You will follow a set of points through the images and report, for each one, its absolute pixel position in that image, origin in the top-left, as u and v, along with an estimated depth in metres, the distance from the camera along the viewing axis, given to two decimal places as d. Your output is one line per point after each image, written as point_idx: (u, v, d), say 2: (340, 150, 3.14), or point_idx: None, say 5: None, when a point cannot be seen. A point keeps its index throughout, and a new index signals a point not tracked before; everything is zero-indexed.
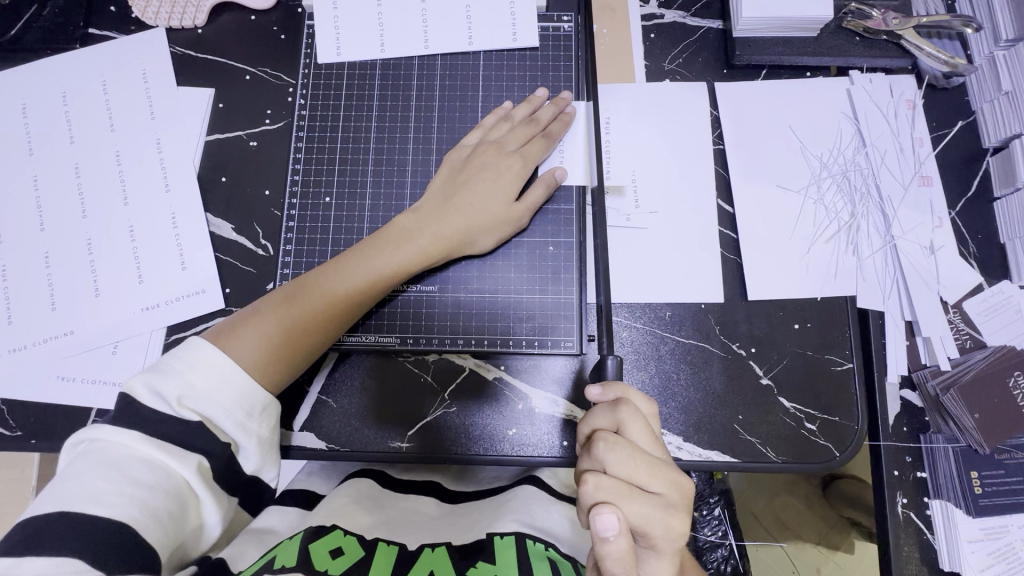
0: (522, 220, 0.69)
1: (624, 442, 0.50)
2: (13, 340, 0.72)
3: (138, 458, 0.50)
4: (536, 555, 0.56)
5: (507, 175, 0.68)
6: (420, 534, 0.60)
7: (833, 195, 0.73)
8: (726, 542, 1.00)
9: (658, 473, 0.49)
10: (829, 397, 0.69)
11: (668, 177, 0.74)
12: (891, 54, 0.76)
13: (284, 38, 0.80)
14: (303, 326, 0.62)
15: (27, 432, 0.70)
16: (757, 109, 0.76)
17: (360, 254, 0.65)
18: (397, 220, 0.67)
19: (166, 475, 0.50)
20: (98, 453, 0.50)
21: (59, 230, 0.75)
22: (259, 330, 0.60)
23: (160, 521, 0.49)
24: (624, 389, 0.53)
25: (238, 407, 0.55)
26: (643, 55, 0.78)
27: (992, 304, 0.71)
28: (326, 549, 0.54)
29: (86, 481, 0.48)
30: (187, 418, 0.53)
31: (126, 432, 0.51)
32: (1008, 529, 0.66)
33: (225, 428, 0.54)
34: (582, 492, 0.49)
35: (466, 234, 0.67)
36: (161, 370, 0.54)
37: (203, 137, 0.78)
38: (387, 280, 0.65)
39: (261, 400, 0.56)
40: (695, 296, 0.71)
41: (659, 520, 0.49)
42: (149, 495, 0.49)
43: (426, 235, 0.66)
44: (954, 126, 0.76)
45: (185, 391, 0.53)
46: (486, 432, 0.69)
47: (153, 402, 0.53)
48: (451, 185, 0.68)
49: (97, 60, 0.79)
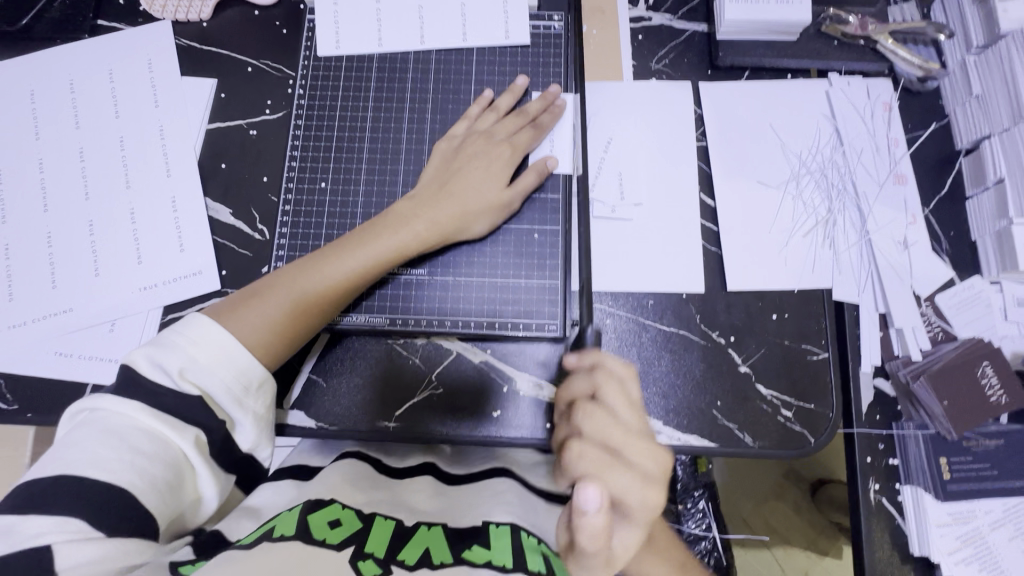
0: (514, 205, 0.71)
1: (602, 409, 0.53)
2: (14, 317, 0.74)
3: (139, 427, 0.52)
4: (530, 547, 0.54)
5: (497, 163, 0.71)
6: (417, 512, 0.59)
7: (811, 190, 0.76)
8: (710, 535, 1.00)
9: (637, 443, 0.53)
10: (805, 385, 0.71)
11: (652, 171, 0.77)
12: (867, 58, 0.79)
13: (286, 32, 0.83)
14: (302, 309, 0.63)
15: (24, 406, 0.72)
16: (740, 108, 0.79)
17: (357, 239, 0.67)
18: (393, 206, 0.69)
19: (165, 445, 0.52)
20: (100, 422, 0.51)
21: (61, 211, 0.77)
22: (258, 311, 0.61)
23: (158, 490, 0.50)
24: (598, 357, 0.57)
25: (237, 381, 0.56)
26: (630, 54, 0.81)
27: (963, 298, 0.74)
28: (325, 520, 0.53)
29: (89, 448, 0.49)
30: (186, 391, 0.54)
31: (128, 403, 0.52)
32: (976, 515, 0.68)
33: (222, 403, 0.55)
34: (568, 461, 0.53)
35: (461, 218, 0.69)
36: (162, 344, 0.55)
37: (205, 126, 0.80)
38: (384, 264, 0.67)
39: (259, 376, 0.58)
40: (677, 286, 0.74)
41: (639, 489, 0.52)
42: (149, 464, 0.50)
43: (423, 220, 0.68)
44: (928, 128, 0.79)
45: (187, 363, 0.54)
46: (472, 413, 0.71)
47: (155, 375, 0.54)
48: (445, 173, 0.71)
49: (105, 50, 0.82)
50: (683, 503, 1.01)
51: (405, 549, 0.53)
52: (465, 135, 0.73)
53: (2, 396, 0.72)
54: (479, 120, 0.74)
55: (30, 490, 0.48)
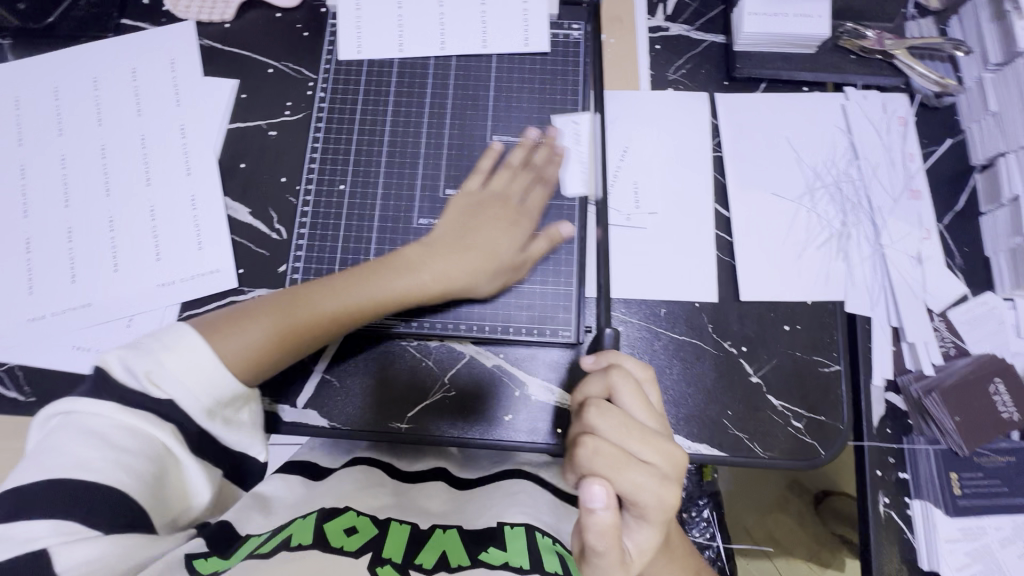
0: (521, 271, 0.71)
1: (616, 410, 0.52)
2: (33, 310, 0.75)
3: (116, 425, 0.53)
4: (545, 548, 0.55)
5: (510, 230, 0.71)
6: (429, 515, 0.60)
7: (825, 203, 0.76)
8: (714, 544, 0.99)
9: (650, 441, 0.51)
10: (816, 397, 0.71)
11: (667, 180, 0.78)
12: (884, 73, 0.79)
13: (307, 35, 0.84)
14: (294, 335, 0.63)
15: (41, 398, 0.73)
16: (756, 120, 0.79)
17: (361, 279, 0.66)
18: (403, 250, 0.69)
19: (145, 439, 0.53)
20: (75, 423, 0.52)
21: (82, 207, 0.78)
22: (248, 332, 0.61)
23: (144, 483, 0.52)
24: (614, 359, 0.57)
25: (205, 393, 0.55)
26: (648, 64, 0.82)
27: (975, 314, 0.74)
28: (340, 528, 0.54)
29: (71, 448, 0.50)
30: (155, 394, 0.54)
31: (102, 404, 0.53)
32: (986, 531, 0.68)
33: (192, 411, 0.55)
34: (579, 456, 0.51)
35: (467, 279, 0.68)
36: (138, 348, 0.55)
37: (226, 125, 0.81)
38: (383, 309, 0.66)
39: (231, 392, 0.57)
40: (690, 295, 0.74)
41: (653, 489, 0.49)
42: (131, 459, 0.52)
43: (430, 273, 0.68)
44: (943, 143, 0.79)
45: (154, 368, 0.54)
46: (484, 417, 0.71)
47: (124, 377, 0.54)
48: (459, 227, 0.70)
49: (129, 49, 0.83)
50: (688, 512, 1.01)
51: (423, 552, 0.53)
52: (484, 195, 0.72)
53: (20, 387, 0.73)
54: (490, 180, 0.73)
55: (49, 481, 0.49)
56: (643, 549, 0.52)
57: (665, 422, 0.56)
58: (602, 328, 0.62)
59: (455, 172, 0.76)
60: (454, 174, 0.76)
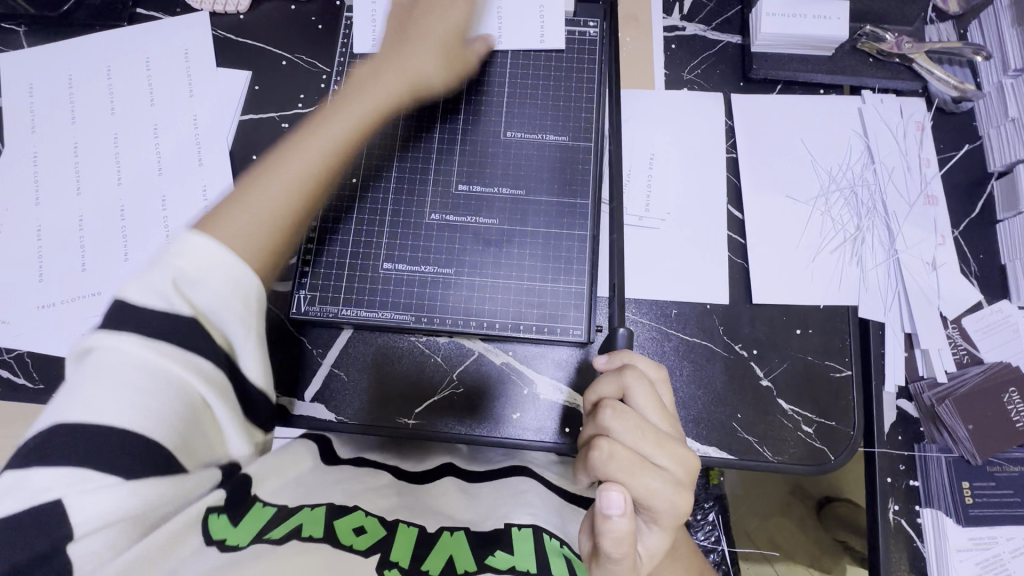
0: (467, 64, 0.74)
1: (631, 411, 0.51)
2: (43, 297, 0.75)
3: (140, 364, 0.44)
4: (554, 551, 0.53)
5: (452, 13, 0.71)
6: (441, 516, 0.57)
7: (840, 207, 0.76)
8: (719, 548, 0.99)
9: (664, 445, 0.50)
10: (827, 402, 0.70)
11: (680, 181, 0.77)
12: (902, 77, 0.79)
13: (321, 28, 0.84)
14: (313, 158, 0.58)
15: (50, 386, 0.73)
16: (772, 121, 0.79)
17: (334, 113, 0.63)
18: (363, 76, 0.68)
19: (170, 381, 0.45)
20: (95, 364, 0.44)
21: (94, 196, 0.78)
22: (247, 217, 0.52)
23: (175, 429, 0.44)
24: (628, 356, 0.56)
25: (236, 298, 0.47)
26: (663, 63, 0.81)
27: (991, 322, 0.73)
28: (349, 526, 0.52)
29: (88, 391, 0.43)
30: (178, 311, 0.45)
31: (119, 336, 0.44)
32: (997, 541, 0.68)
33: (222, 324, 0.47)
34: (594, 459, 0.50)
35: (421, 62, 0.69)
36: (148, 268, 0.46)
37: (238, 117, 0.81)
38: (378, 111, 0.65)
39: (259, 294, 0.49)
40: (701, 297, 0.74)
41: (667, 495, 0.49)
42: (159, 405, 0.44)
43: (390, 72, 0.67)
44: (960, 149, 0.79)
45: (179, 273, 0.46)
46: (492, 414, 0.71)
47: (145, 300, 0.45)
48: (401, 39, 0.70)
49: (142, 39, 0.83)
50: (694, 515, 1.00)
51: (430, 558, 0.52)
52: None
53: (29, 375, 0.73)
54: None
55: None
56: (653, 552, 0.52)
57: (678, 423, 0.55)
58: (616, 327, 0.61)
59: (468, 168, 0.75)
60: (467, 171, 0.75)
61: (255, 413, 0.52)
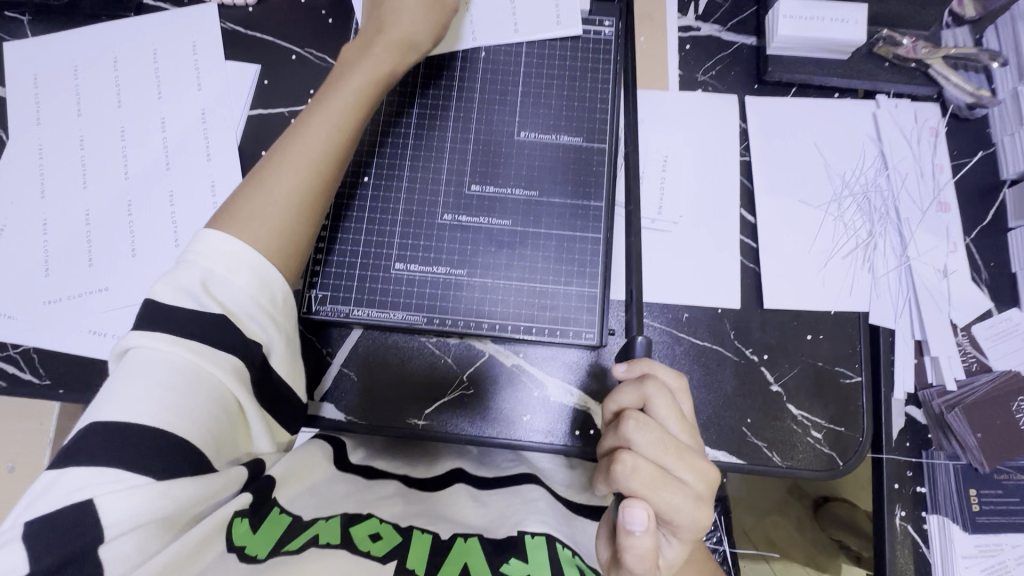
0: (456, 12, 0.72)
1: (653, 423, 0.51)
2: (49, 292, 0.74)
3: (175, 364, 0.49)
4: (567, 560, 0.54)
5: None
6: (453, 523, 0.58)
7: (853, 213, 0.76)
8: (721, 548, 1.00)
9: (686, 458, 0.50)
10: (837, 408, 0.70)
11: (693, 183, 0.77)
12: (917, 82, 0.78)
13: (331, 22, 0.83)
14: (309, 163, 0.61)
15: (57, 382, 0.72)
16: (786, 125, 0.78)
17: (323, 98, 0.65)
18: (343, 59, 0.69)
19: (202, 378, 0.49)
20: (135, 363, 0.49)
21: (101, 190, 0.77)
22: (258, 218, 0.58)
23: (198, 424, 0.48)
24: (648, 365, 0.56)
25: (261, 297, 0.55)
26: (677, 64, 0.81)
27: (1000, 330, 0.73)
28: (365, 531, 0.54)
29: (128, 389, 0.47)
30: (209, 309, 0.52)
31: (158, 337, 0.50)
32: (1002, 548, 0.69)
33: (249, 320, 0.54)
34: (617, 472, 0.50)
35: (409, 35, 0.69)
36: (176, 271, 0.54)
37: (247, 112, 0.80)
38: (368, 94, 0.66)
39: (280, 292, 0.57)
40: (712, 300, 0.73)
41: (688, 510, 0.49)
42: (186, 402, 0.48)
43: (378, 48, 0.67)
44: (974, 157, 0.79)
45: (207, 275, 0.54)
46: (502, 416, 0.71)
47: (174, 299, 0.52)
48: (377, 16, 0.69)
49: (150, 30, 0.82)
50: None
51: (444, 565, 0.52)
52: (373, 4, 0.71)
53: (35, 370, 0.72)
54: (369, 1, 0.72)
55: None
56: (672, 562, 0.52)
57: (697, 433, 0.55)
58: (634, 336, 0.60)
59: (481, 168, 0.75)
60: (480, 171, 0.75)
61: (275, 410, 0.57)
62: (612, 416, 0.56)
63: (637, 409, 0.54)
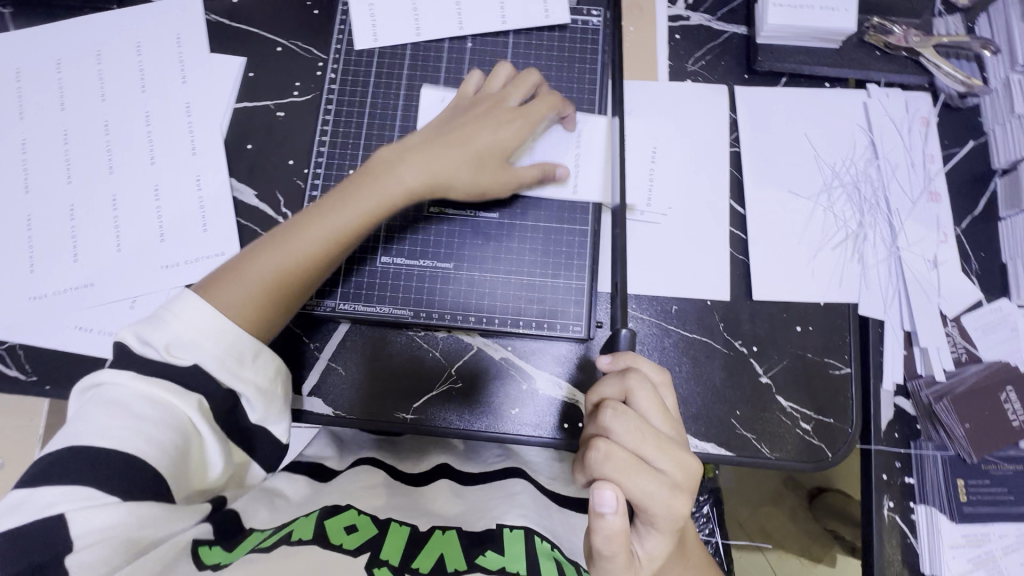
0: (508, 184, 0.69)
1: (633, 414, 0.51)
2: (33, 288, 0.74)
3: (142, 397, 0.52)
4: (543, 553, 0.54)
5: (504, 127, 0.68)
6: (431, 515, 0.60)
7: (843, 203, 0.75)
8: (714, 540, 0.99)
9: (665, 449, 0.50)
10: (825, 399, 0.70)
11: (682, 174, 0.76)
12: (908, 70, 0.77)
13: (317, 13, 0.82)
14: (307, 243, 0.61)
15: (43, 378, 0.72)
16: (776, 116, 0.77)
17: (350, 187, 0.64)
18: (383, 153, 0.67)
19: (169, 411, 0.52)
20: (101, 395, 0.51)
21: (85, 185, 0.76)
22: (244, 280, 0.59)
23: (165, 451, 0.50)
24: (632, 360, 0.56)
25: (230, 352, 0.56)
26: (667, 54, 0.80)
27: (989, 321, 0.73)
28: (340, 526, 0.54)
29: (95, 420, 0.50)
30: (181, 361, 0.54)
31: (127, 374, 0.52)
32: (989, 538, 0.69)
33: (218, 373, 0.55)
34: (592, 459, 0.50)
35: (453, 174, 0.66)
36: (152, 321, 0.55)
37: (232, 105, 0.79)
38: (390, 207, 0.64)
39: (251, 347, 0.57)
40: (701, 291, 0.73)
41: (663, 497, 0.49)
42: (154, 430, 0.50)
43: (417, 165, 0.65)
44: (966, 145, 0.78)
45: (174, 338, 0.54)
46: (489, 409, 0.71)
47: (146, 351, 0.54)
48: (448, 125, 0.68)
49: (133, 22, 0.81)
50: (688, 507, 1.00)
51: (420, 555, 0.52)
52: (477, 96, 0.71)
53: (21, 366, 0.72)
54: (494, 82, 0.72)
55: (52, 463, 0.48)
56: (652, 553, 0.52)
57: (681, 426, 0.55)
58: (618, 328, 0.60)
59: None
60: None
61: (245, 445, 0.58)
62: (594, 407, 0.56)
63: (619, 401, 0.54)
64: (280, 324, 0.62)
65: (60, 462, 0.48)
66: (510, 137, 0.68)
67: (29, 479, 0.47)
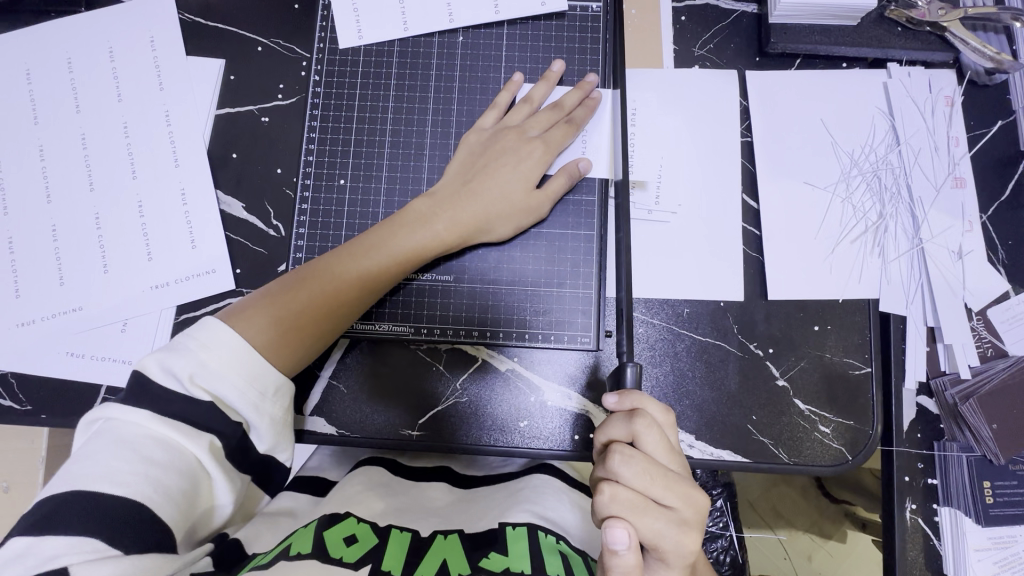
0: (542, 210, 0.68)
1: (638, 455, 0.50)
2: (21, 314, 0.71)
3: (152, 438, 0.50)
4: (547, 548, 0.54)
5: (527, 161, 0.67)
6: (433, 521, 0.59)
7: (862, 192, 0.71)
8: (727, 533, 0.96)
9: (674, 488, 0.49)
10: (845, 401, 0.68)
11: (691, 171, 0.72)
12: (933, 47, 0.72)
13: (298, 7, 0.76)
14: (337, 284, 0.62)
15: (38, 408, 0.70)
16: (790, 101, 0.73)
17: (383, 233, 0.65)
18: (412, 203, 0.67)
19: (180, 453, 0.51)
20: (113, 432, 0.50)
21: (65, 203, 0.73)
22: (271, 312, 0.59)
23: (173, 499, 0.49)
24: (640, 399, 0.52)
25: (252, 387, 0.54)
26: (672, 38, 0.75)
27: (1017, 313, 0.70)
28: (340, 535, 0.53)
29: (103, 460, 0.48)
30: (198, 398, 0.52)
31: (138, 412, 0.51)
32: (1016, 539, 0.67)
33: (237, 407, 0.54)
34: (597, 502, 0.49)
35: (483, 220, 0.66)
36: (175, 349, 0.53)
37: (214, 111, 0.75)
38: (414, 261, 0.65)
39: (275, 381, 0.55)
40: (713, 294, 0.70)
41: (674, 536, 0.49)
42: (164, 474, 0.49)
43: (444, 221, 0.65)
44: (992, 126, 0.73)
45: (196, 369, 0.52)
46: (498, 424, 0.68)
47: (165, 380, 0.52)
48: (470, 168, 0.67)
49: (104, 26, 0.76)
50: None
51: (420, 565, 0.52)
52: (493, 131, 0.69)
53: (15, 396, 0.70)
54: (512, 115, 0.69)
55: (42, 514, 0.46)
56: None
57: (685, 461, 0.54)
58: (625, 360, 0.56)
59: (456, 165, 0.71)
60: None
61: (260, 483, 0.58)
62: (599, 446, 0.54)
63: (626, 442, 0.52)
64: (302, 361, 0.61)
65: (55, 514, 0.46)
66: (533, 170, 0.67)
67: (20, 532, 0.45)
